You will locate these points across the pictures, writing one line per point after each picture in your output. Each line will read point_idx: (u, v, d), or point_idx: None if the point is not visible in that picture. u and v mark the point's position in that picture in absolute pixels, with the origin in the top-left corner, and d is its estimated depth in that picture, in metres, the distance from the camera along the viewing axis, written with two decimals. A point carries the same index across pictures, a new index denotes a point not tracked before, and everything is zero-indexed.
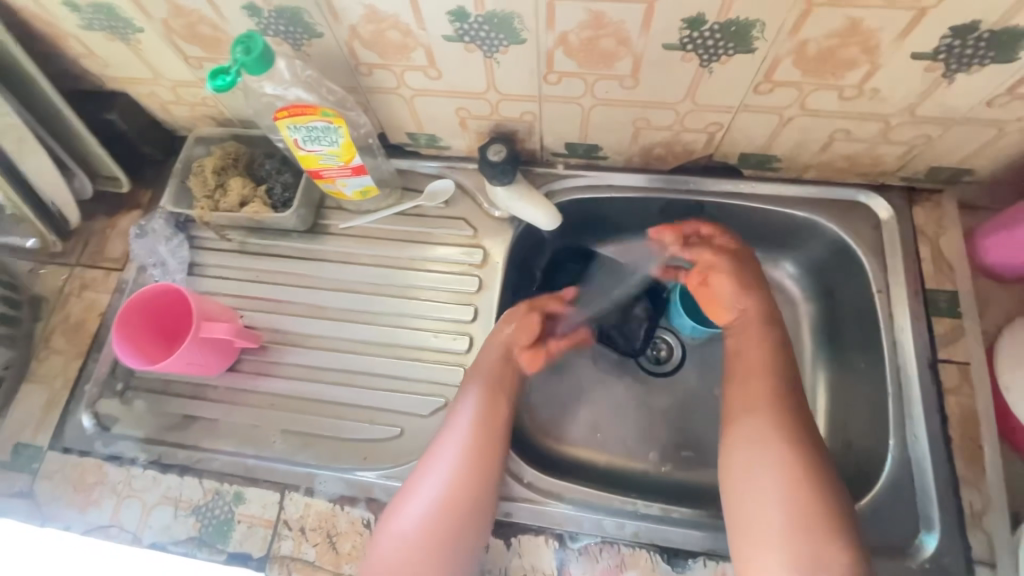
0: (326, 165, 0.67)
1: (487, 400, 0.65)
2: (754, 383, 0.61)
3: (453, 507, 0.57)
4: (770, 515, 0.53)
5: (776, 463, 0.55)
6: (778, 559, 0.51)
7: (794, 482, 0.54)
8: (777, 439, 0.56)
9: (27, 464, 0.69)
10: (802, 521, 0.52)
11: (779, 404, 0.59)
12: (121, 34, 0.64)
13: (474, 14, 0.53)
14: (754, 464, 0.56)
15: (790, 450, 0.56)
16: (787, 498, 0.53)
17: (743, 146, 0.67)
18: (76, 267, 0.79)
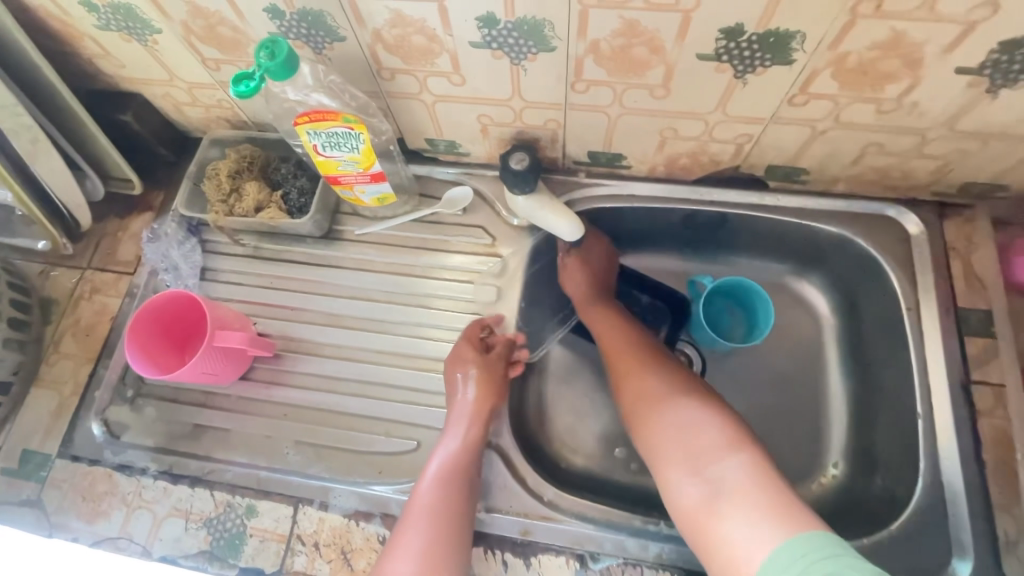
0: (344, 171, 0.65)
1: (459, 455, 0.59)
2: (615, 347, 0.66)
3: (438, 569, 0.52)
4: (658, 437, 0.56)
5: (651, 396, 0.59)
6: (679, 473, 0.53)
7: (666, 402, 0.58)
8: (643, 371, 0.62)
9: (35, 471, 0.67)
10: (687, 432, 0.55)
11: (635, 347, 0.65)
12: (138, 35, 0.62)
13: (503, 21, 0.52)
14: (636, 402, 0.60)
15: (658, 378, 0.61)
16: (669, 416, 0.57)
17: (771, 158, 0.65)
18: (87, 270, 0.77)
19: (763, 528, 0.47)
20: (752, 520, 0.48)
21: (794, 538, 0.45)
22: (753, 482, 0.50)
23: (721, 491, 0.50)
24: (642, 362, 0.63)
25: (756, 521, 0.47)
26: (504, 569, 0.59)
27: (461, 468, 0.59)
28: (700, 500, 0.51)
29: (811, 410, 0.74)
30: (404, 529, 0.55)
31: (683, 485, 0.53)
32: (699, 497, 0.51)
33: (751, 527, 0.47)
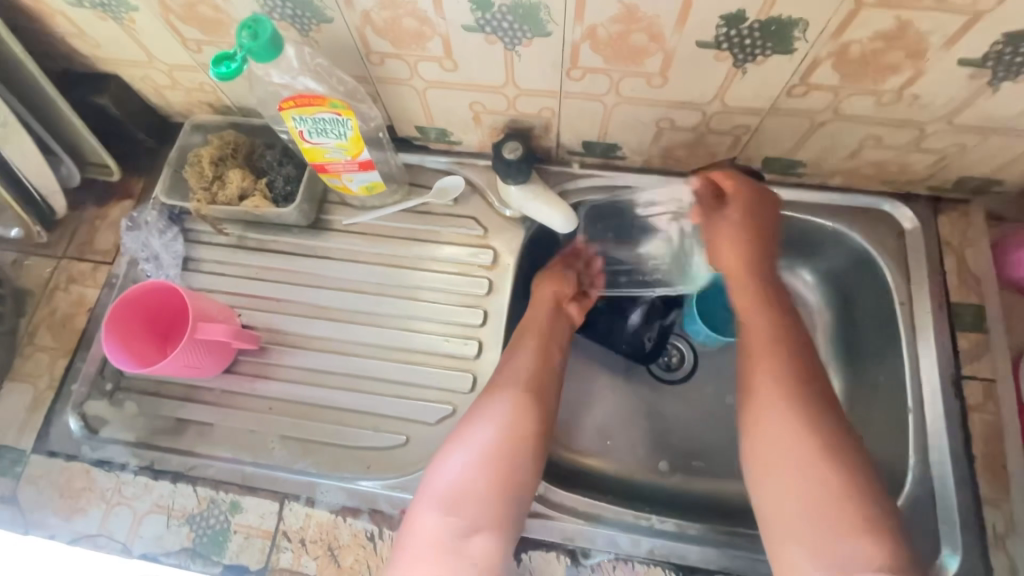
0: (331, 158, 0.63)
1: (521, 407, 0.58)
2: (760, 352, 0.57)
3: (457, 556, 0.50)
4: (794, 500, 0.49)
5: (793, 456, 0.51)
6: (803, 551, 0.48)
7: (824, 467, 0.50)
8: (798, 421, 0.52)
9: (9, 467, 0.65)
10: (826, 516, 0.48)
11: (794, 382, 0.54)
12: (113, 13, 0.59)
13: (498, 4, 0.50)
14: (776, 443, 0.52)
15: (818, 438, 0.51)
16: (817, 484, 0.49)
17: (768, 151, 0.65)
18: (62, 259, 0.74)
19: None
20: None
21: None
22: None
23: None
24: (802, 404, 0.53)
25: None
26: None
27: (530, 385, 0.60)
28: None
29: None
30: (462, 432, 0.56)
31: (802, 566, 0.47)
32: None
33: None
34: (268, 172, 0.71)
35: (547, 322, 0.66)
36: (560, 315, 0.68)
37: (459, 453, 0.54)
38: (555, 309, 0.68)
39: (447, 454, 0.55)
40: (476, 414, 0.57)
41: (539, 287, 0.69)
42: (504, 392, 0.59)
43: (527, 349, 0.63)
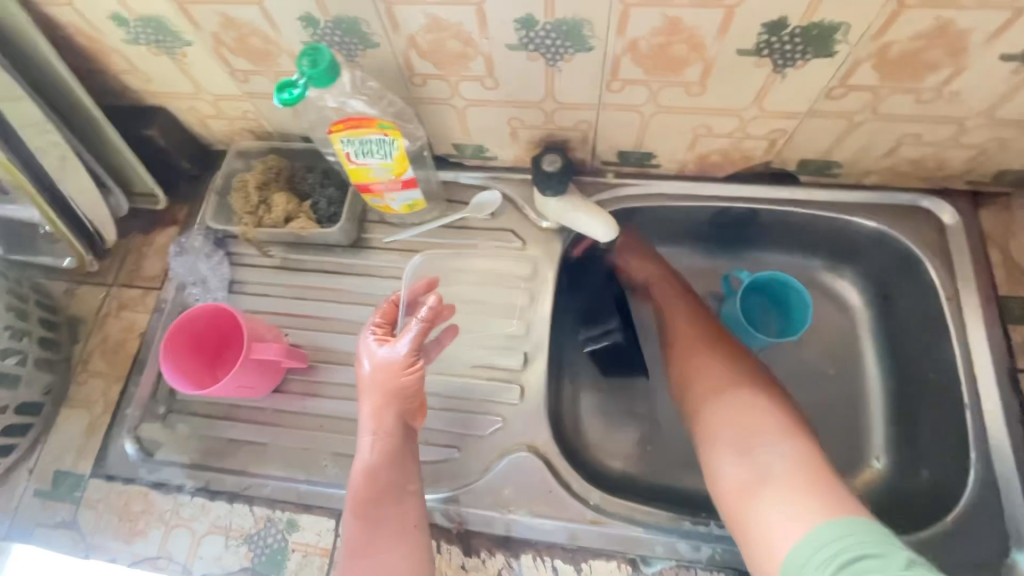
0: (375, 178, 0.65)
1: (363, 507, 0.54)
2: (671, 304, 0.70)
3: None
4: (715, 418, 0.57)
5: (703, 368, 0.62)
6: (727, 445, 0.55)
7: (726, 376, 0.60)
8: (704, 350, 0.63)
9: (68, 492, 0.66)
10: (740, 409, 0.57)
11: (699, 327, 0.66)
12: (168, 49, 0.62)
13: (542, 22, 0.51)
14: (687, 370, 0.63)
15: (723, 367, 0.61)
16: (721, 390, 0.59)
17: (803, 153, 0.65)
18: (113, 286, 0.77)
19: (797, 507, 0.48)
20: (787, 504, 0.49)
21: (828, 521, 0.47)
22: (797, 466, 0.51)
23: (765, 469, 0.52)
24: (706, 347, 0.64)
25: (793, 502, 0.49)
26: None
27: (387, 502, 0.54)
28: (741, 479, 0.52)
29: (849, 404, 0.73)
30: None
31: (728, 464, 0.54)
32: (743, 476, 0.52)
33: (785, 509, 0.49)
34: (310, 194, 0.73)
35: (398, 424, 0.56)
36: (409, 410, 0.57)
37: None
38: (402, 403, 0.57)
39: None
40: (355, 544, 0.53)
41: (376, 385, 0.56)
42: (372, 514, 0.54)
43: (381, 470, 0.55)
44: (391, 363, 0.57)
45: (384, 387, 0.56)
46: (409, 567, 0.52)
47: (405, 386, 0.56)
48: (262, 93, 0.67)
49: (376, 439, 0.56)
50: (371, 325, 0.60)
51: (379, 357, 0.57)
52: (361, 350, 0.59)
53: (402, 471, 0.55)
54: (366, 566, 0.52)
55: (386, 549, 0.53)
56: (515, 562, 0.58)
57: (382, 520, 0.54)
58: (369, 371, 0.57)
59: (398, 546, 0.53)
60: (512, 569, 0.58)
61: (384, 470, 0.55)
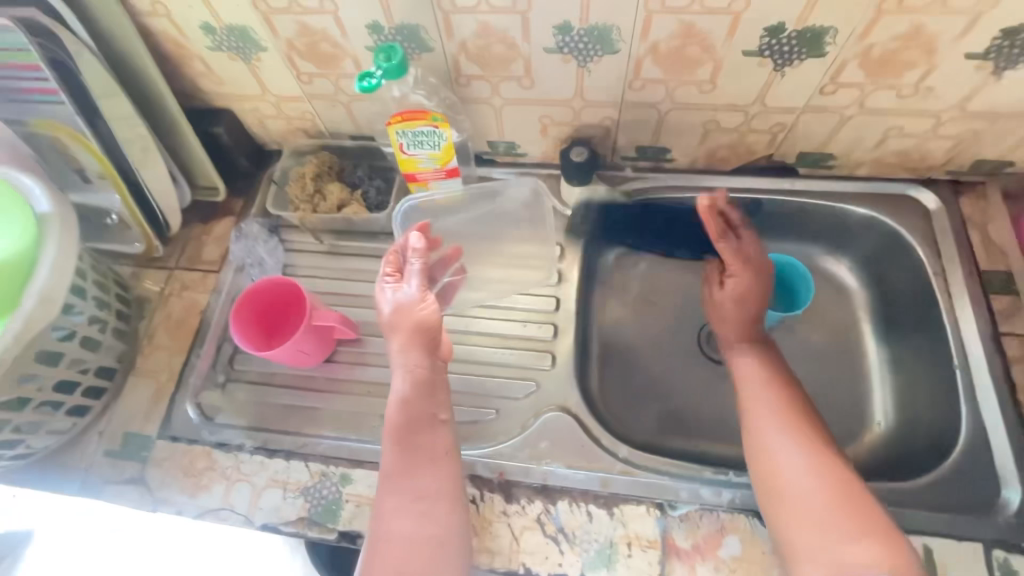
0: (423, 168, 0.73)
1: (401, 439, 0.61)
2: (751, 389, 0.66)
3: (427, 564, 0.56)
4: (803, 536, 0.55)
5: (789, 475, 0.58)
6: (821, 573, 0.52)
7: (817, 489, 0.56)
8: (792, 456, 0.59)
9: (136, 452, 0.72)
10: (831, 529, 0.54)
11: (786, 422, 0.62)
12: (245, 54, 0.71)
13: (577, 28, 0.61)
14: (771, 472, 0.59)
15: (813, 478, 0.57)
16: (812, 505, 0.56)
17: (801, 146, 0.74)
18: (175, 269, 0.84)
19: None
20: None
21: None
22: None
23: None
24: (795, 451, 0.60)
25: None
26: (589, 519, 0.63)
27: (419, 431, 0.61)
28: None
29: (851, 376, 0.80)
30: (387, 498, 0.59)
31: None
32: None
33: None
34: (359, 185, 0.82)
35: (422, 358, 0.62)
36: (430, 345, 0.63)
37: (399, 514, 0.58)
38: (423, 338, 0.62)
39: (388, 514, 0.58)
40: (391, 470, 0.60)
41: (397, 321, 0.62)
42: (407, 444, 0.60)
43: (410, 400, 0.61)
44: (409, 300, 0.63)
45: (406, 325, 0.62)
46: (441, 488, 0.59)
47: (426, 321, 0.62)
48: (322, 94, 0.76)
49: (403, 373, 0.62)
50: (386, 271, 0.66)
51: (399, 297, 0.63)
52: (381, 295, 0.65)
53: (433, 403, 0.63)
54: (401, 487, 0.59)
55: (418, 474, 0.59)
56: (553, 507, 0.64)
57: (420, 447, 0.61)
58: (390, 310, 0.63)
59: (428, 469, 0.60)
60: (549, 514, 0.64)
61: (414, 401, 0.62)
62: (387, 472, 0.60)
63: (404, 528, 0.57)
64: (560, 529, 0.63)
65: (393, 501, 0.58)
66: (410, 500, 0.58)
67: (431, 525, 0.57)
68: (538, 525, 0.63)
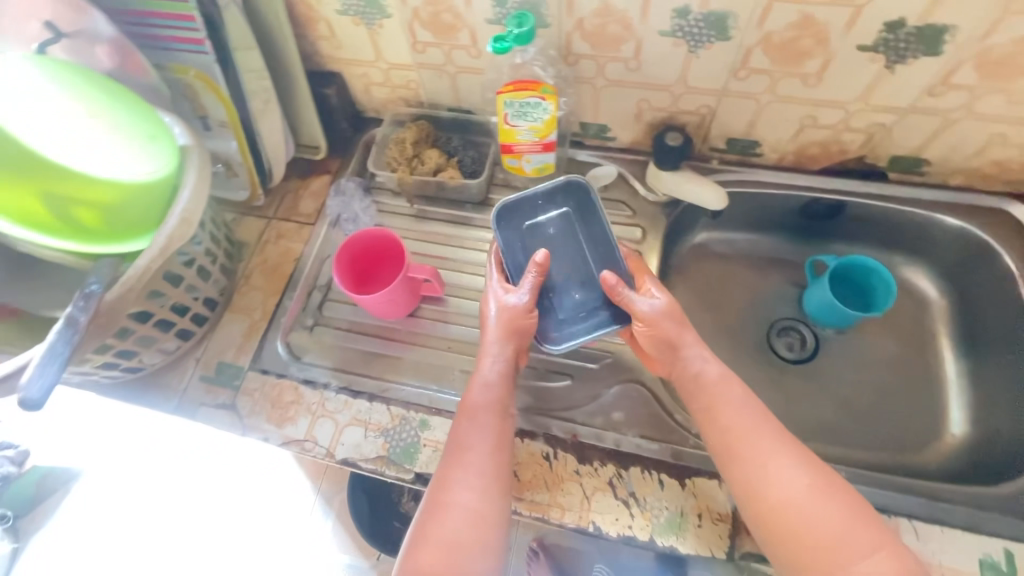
0: (521, 140, 0.77)
1: (489, 416, 0.62)
2: (718, 403, 0.61)
3: (475, 543, 0.55)
4: (814, 558, 0.52)
5: (783, 493, 0.55)
6: None
7: (818, 504, 0.54)
8: (780, 470, 0.56)
9: (229, 380, 0.77)
10: (841, 544, 0.52)
11: (765, 433, 0.58)
12: (369, 20, 0.76)
13: (695, 12, 0.63)
14: (761, 490, 0.56)
15: (807, 493, 0.55)
16: (816, 521, 0.53)
17: (896, 149, 0.75)
18: (272, 219, 0.89)
19: None
20: None
21: None
22: None
23: None
24: (781, 464, 0.56)
25: None
26: (661, 487, 0.65)
27: (499, 413, 0.63)
28: None
29: (924, 384, 0.80)
30: (453, 471, 0.59)
31: None
32: None
33: None
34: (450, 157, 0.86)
35: (514, 359, 0.67)
36: (520, 347, 0.67)
37: (465, 488, 0.58)
38: (519, 338, 0.67)
39: (452, 484, 0.58)
40: (466, 443, 0.60)
41: (501, 323, 0.66)
42: (485, 421, 0.62)
43: (505, 387, 0.65)
44: (515, 306, 0.66)
45: (513, 325, 0.66)
46: (499, 472, 0.60)
47: (525, 325, 0.66)
48: (432, 64, 0.81)
49: (497, 361, 0.66)
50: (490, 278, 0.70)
51: (508, 300, 0.66)
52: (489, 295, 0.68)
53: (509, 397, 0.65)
54: (469, 461, 0.59)
55: (487, 453, 0.60)
56: (625, 472, 0.66)
57: (493, 429, 0.62)
58: (498, 312, 0.66)
59: (498, 454, 0.60)
60: (621, 478, 0.65)
61: (506, 387, 0.65)
62: (455, 448, 0.60)
63: (465, 504, 0.57)
64: (632, 494, 0.64)
65: (462, 475, 0.59)
66: (475, 481, 0.58)
67: (487, 507, 0.57)
68: (610, 488, 0.65)
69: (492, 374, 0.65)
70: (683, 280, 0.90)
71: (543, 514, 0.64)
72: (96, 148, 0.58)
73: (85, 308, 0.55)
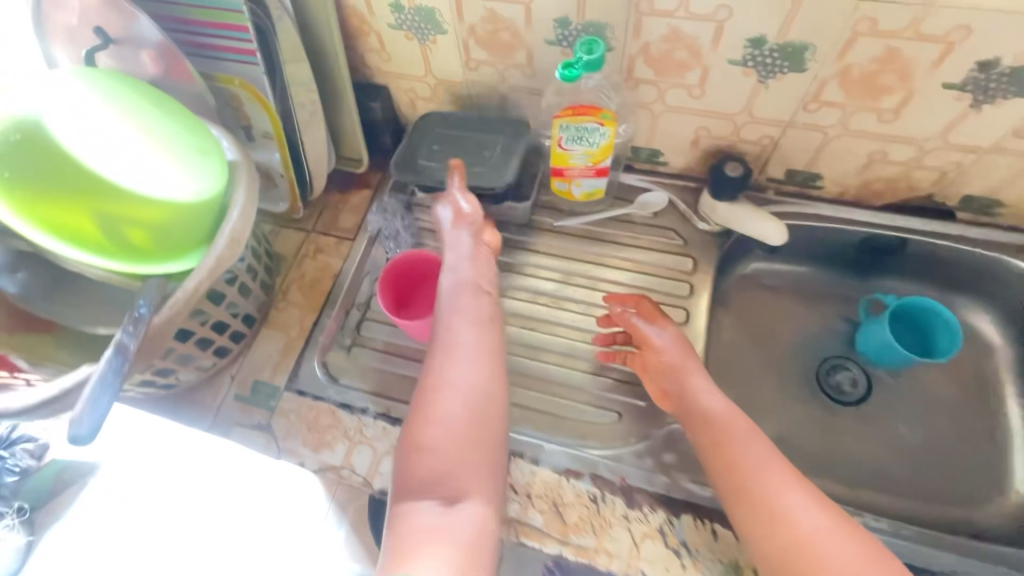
0: (573, 164, 0.74)
1: (465, 308, 0.61)
2: (725, 438, 0.60)
3: (475, 420, 0.56)
4: None
5: (797, 532, 0.53)
6: None
7: (835, 544, 0.52)
8: (791, 506, 0.55)
9: (265, 401, 0.75)
10: None
11: (775, 469, 0.58)
12: (422, 36, 0.74)
13: (771, 42, 0.60)
14: (777, 528, 0.54)
15: (821, 531, 0.53)
16: (834, 561, 0.51)
17: (969, 189, 0.71)
18: (311, 233, 0.88)
19: None
20: None
21: None
22: None
23: None
24: (793, 500, 0.55)
25: None
26: (714, 538, 0.62)
27: (475, 297, 0.62)
28: None
29: (986, 434, 0.76)
30: (440, 357, 0.58)
31: None
32: None
33: None
34: (473, 155, 0.77)
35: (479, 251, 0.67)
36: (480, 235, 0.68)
37: (456, 370, 0.57)
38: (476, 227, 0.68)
39: (442, 369, 0.58)
40: (449, 330, 0.60)
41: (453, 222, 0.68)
42: (464, 307, 0.61)
43: (475, 276, 0.64)
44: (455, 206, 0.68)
45: (465, 223, 0.68)
46: (488, 349, 0.60)
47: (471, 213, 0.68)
48: (483, 82, 0.78)
49: (462, 257, 0.66)
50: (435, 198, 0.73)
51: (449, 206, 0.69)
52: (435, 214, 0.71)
53: (485, 275, 0.65)
54: (456, 343, 0.59)
55: (470, 339, 0.60)
56: (676, 520, 0.63)
57: (473, 310, 0.61)
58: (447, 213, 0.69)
59: (483, 333, 0.60)
60: (672, 526, 0.63)
61: (478, 272, 0.65)
62: (440, 338, 0.60)
63: (460, 382, 0.57)
64: (683, 543, 0.62)
65: (451, 354, 0.58)
66: (461, 360, 0.58)
67: (480, 386, 0.57)
68: (660, 535, 0.62)
69: (458, 260, 0.65)
70: (730, 312, 0.87)
71: (590, 560, 0.61)
72: (136, 156, 0.56)
73: (134, 333, 0.54)
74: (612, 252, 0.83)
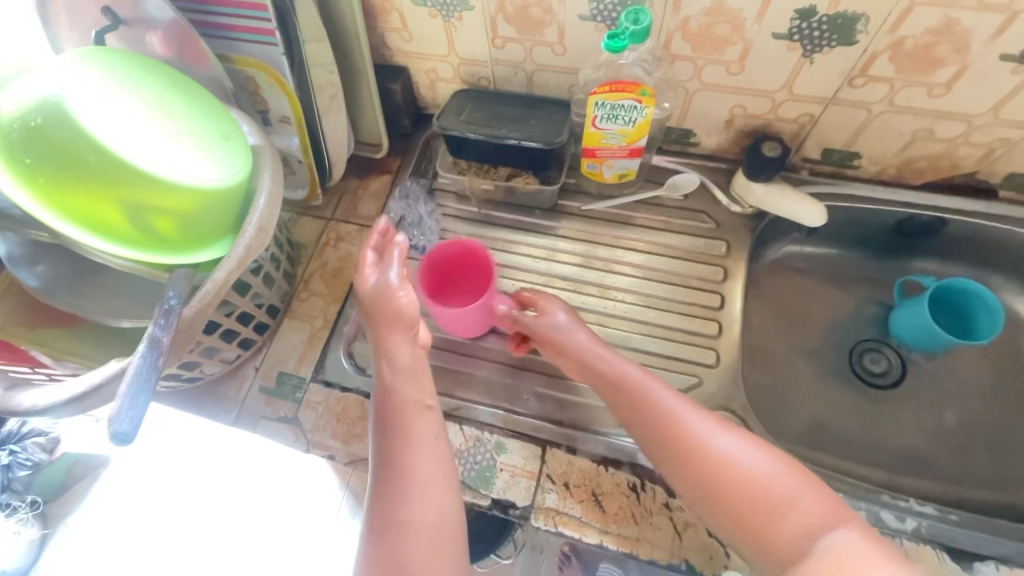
0: (606, 144, 0.72)
1: (395, 426, 0.55)
2: (673, 435, 0.56)
3: (435, 558, 0.50)
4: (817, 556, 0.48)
5: (762, 495, 0.51)
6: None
7: (798, 497, 0.51)
8: (749, 471, 0.53)
9: (291, 393, 0.72)
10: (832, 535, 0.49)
11: (719, 436, 0.55)
12: (448, 12, 0.71)
13: (821, 14, 0.58)
14: (743, 500, 0.52)
15: (783, 486, 0.52)
16: (803, 514, 0.50)
17: (1015, 165, 0.69)
18: (331, 220, 0.85)
19: None
20: None
21: None
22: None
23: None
24: (748, 460, 0.53)
25: None
26: None
27: (412, 415, 0.56)
28: None
29: None
30: (380, 494, 0.53)
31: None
32: None
33: None
34: (515, 123, 0.74)
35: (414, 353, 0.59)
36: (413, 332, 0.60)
37: (403, 505, 0.52)
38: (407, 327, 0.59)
39: (385, 511, 0.52)
40: (386, 463, 0.54)
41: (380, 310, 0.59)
42: (399, 430, 0.55)
43: (405, 387, 0.57)
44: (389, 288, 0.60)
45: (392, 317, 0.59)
46: (438, 479, 0.54)
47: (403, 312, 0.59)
48: (510, 61, 0.75)
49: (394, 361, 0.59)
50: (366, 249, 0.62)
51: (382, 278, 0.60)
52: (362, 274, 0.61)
53: (427, 388, 0.58)
54: (394, 478, 0.53)
55: (409, 461, 0.54)
56: None
57: (411, 437, 0.55)
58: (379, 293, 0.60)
59: (424, 453, 0.55)
60: None
61: (409, 382, 0.58)
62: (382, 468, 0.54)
63: (411, 516, 0.52)
64: None
65: (406, 495, 0.52)
66: (405, 493, 0.52)
67: (432, 516, 0.52)
68: (703, 524, 0.61)
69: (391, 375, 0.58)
70: (762, 296, 0.85)
71: (632, 549, 0.60)
72: (133, 127, 0.52)
73: (166, 326, 0.52)
74: (643, 236, 0.80)
